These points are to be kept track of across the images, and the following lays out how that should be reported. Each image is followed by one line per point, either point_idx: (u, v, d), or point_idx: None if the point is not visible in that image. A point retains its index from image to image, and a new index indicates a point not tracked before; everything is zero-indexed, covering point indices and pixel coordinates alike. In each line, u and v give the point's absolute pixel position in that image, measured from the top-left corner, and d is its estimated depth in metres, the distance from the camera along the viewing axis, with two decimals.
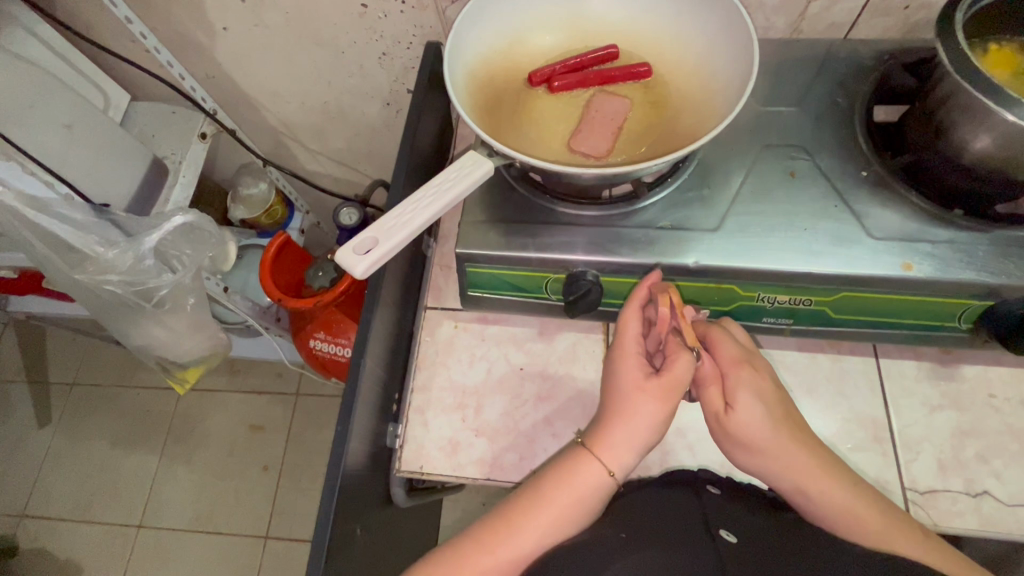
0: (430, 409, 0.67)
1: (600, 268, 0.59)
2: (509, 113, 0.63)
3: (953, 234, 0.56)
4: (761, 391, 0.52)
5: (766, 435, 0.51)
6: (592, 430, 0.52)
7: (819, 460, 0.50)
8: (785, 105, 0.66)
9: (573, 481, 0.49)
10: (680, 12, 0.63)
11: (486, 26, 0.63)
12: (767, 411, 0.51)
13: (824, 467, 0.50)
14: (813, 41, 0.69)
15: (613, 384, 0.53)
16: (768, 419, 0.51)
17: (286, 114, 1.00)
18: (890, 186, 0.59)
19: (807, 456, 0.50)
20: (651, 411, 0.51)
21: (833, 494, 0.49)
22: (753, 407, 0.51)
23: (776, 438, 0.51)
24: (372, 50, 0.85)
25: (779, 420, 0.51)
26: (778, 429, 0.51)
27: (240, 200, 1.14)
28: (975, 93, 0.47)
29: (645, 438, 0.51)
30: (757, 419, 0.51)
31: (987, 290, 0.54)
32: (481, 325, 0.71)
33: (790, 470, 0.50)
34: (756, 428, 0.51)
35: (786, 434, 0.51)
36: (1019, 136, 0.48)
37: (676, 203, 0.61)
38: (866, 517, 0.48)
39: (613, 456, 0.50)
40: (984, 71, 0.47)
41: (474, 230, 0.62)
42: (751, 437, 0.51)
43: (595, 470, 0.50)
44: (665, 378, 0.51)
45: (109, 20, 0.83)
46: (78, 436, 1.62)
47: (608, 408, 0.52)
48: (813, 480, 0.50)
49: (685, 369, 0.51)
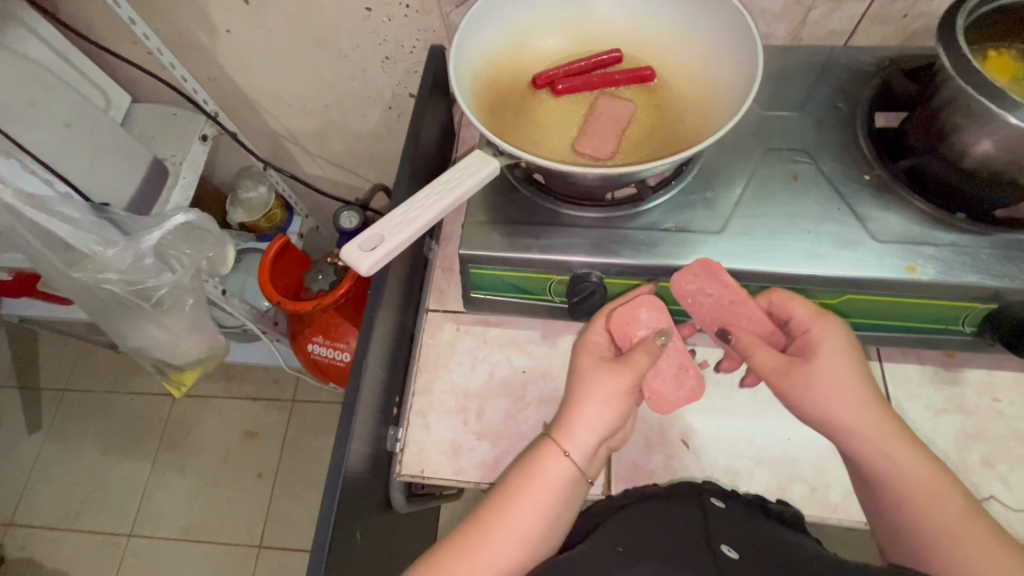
0: (431, 412, 0.66)
1: (604, 269, 0.59)
2: (513, 116, 0.63)
3: (956, 237, 0.56)
4: (842, 343, 0.53)
5: (844, 389, 0.52)
6: (553, 422, 0.53)
7: (893, 430, 0.51)
8: (786, 110, 0.66)
9: (535, 476, 0.49)
10: (683, 18, 0.64)
11: (490, 30, 0.63)
12: (848, 372, 0.52)
13: (900, 437, 0.51)
14: (814, 48, 0.70)
15: (572, 375, 0.54)
16: (850, 371, 0.52)
17: (287, 117, 1.00)
18: (893, 190, 0.59)
19: (886, 425, 0.51)
20: (605, 387, 0.51)
21: (905, 467, 0.49)
22: (836, 361, 0.52)
23: (851, 404, 0.52)
24: (374, 54, 0.85)
25: (856, 384, 0.52)
26: (863, 384, 0.52)
27: (239, 204, 1.14)
28: (975, 97, 0.48)
29: (605, 415, 0.50)
30: (836, 370, 0.52)
31: (989, 293, 0.54)
32: (483, 328, 0.70)
33: (870, 438, 0.51)
34: (841, 378, 0.52)
35: (865, 392, 0.52)
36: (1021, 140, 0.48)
37: (680, 205, 0.61)
38: (935, 501, 0.48)
39: (571, 442, 0.50)
40: (985, 76, 0.48)
41: (477, 231, 0.61)
42: (814, 390, 0.52)
43: (555, 459, 0.49)
44: (622, 358, 0.52)
45: (112, 21, 0.83)
46: (67, 442, 1.59)
47: (567, 398, 0.53)
48: (888, 445, 0.50)
49: (636, 352, 0.53)
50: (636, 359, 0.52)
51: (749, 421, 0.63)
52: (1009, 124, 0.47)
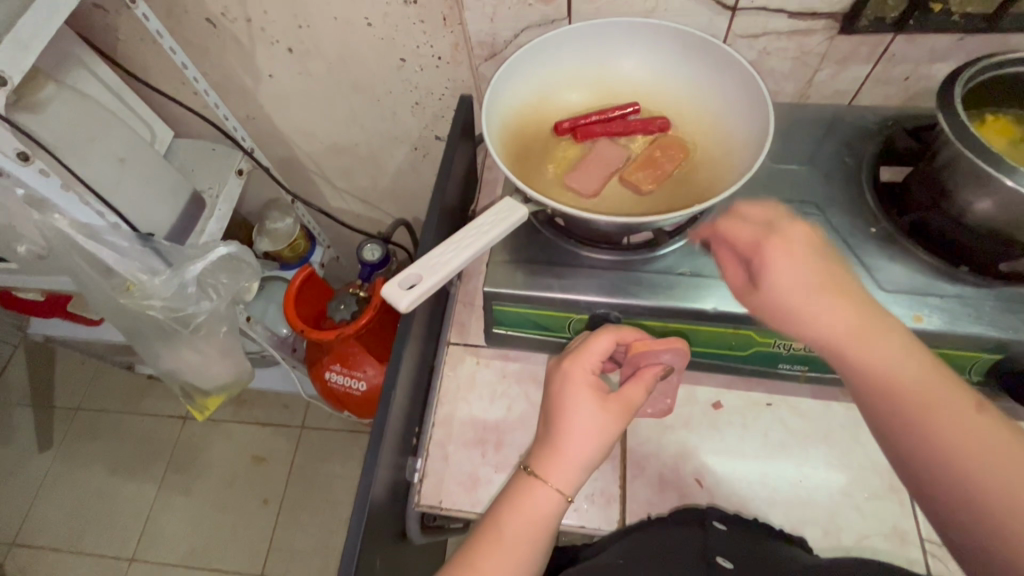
0: (451, 443, 0.68)
1: (622, 309, 0.62)
2: (537, 163, 0.67)
3: (962, 289, 0.59)
4: (797, 262, 0.51)
5: (818, 304, 0.50)
6: (535, 456, 0.54)
7: (855, 321, 0.49)
8: (796, 163, 0.70)
9: (528, 508, 0.51)
10: (700, 77, 0.68)
11: (518, 84, 0.68)
12: (815, 282, 0.50)
13: (854, 309, 0.49)
14: (821, 107, 0.74)
15: (562, 400, 0.54)
16: (805, 284, 0.50)
17: (318, 154, 1.06)
18: (899, 242, 0.62)
19: (851, 314, 0.49)
20: (603, 427, 0.53)
21: (886, 363, 0.47)
22: (785, 276, 0.51)
23: (848, 332, 0.49)
24: (406, 99, 0.91)
25: (843, 307, 0.49)
26: (816, 295, 0.50)
27: (264, 233, 1.18)
28: (974, 159, 0.52)
29: (596, 451, 0.53)
30: (796, 278, 0.50)
31: (994, 344, 0.56)
32: (502, 362, 0.73)
33: (831, 339, 0.49)
34: (792, 292, 0.50)
35: (818, 302, 0.50)
36: (1018, 202, 0.52)
37: (695, 251, 0.64)
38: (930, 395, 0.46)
39: (563, 479, 0.52)
40: (982, 140, 0.52)
41: (501, 270, 0.65)
42: (776, 303, 0.51)
43: (550, 496, 0.51)
44: (620, 398, 0.54)
45: (164, 64, 0.90)
46: (76, 463, 1.60)
47: (557, 425, 0.53)
48: (864, 343, 0.48)
49: (633, 391, 0.55)
50: (634, 399, 0.54)
51: (762, 462, 0.64)
52: (1006, 186, 0.51)
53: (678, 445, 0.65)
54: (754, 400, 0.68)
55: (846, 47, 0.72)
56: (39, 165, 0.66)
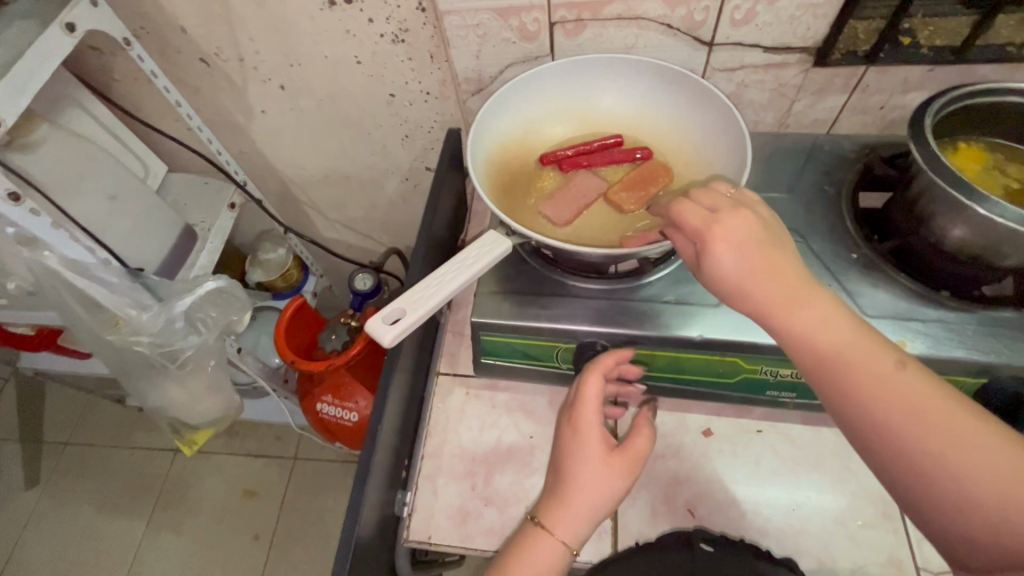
0: (440, 476, 0.67)
1: (609, 338, 0.62)
2: (524, 196, 0.68)
3: (943, 314, 0.59)
4: (745, 231, 0.50)
5: (753, 285, 0.49)
6: (543, 507, 0.54)
7: (790, 297, 0.48)
8: (777, 190, 0.71)
9: (533, 561, 0.52)
10: (681, 111, 0.70)
11: (504, 119, 0.70)
12: (752, 274, 0.49)
13: (806, 297, 0.48)
14: (799, 136, 0.76)
15: (570, 455, 0.54)
16: (748, 260, 0.49)
17: (310, 186, 1.07)
18: (880, 268, 0.63)
19: (780, 290, 0.48)
20: (609, 482, 0.53)
21: (816, 339, 0.47)
22: (728, 256, 0.50)
23: (791, 320, 0.48)
24: (396, 132, 0.92)
25: (780, 292, 0.48)
26: (757, 275, 0.49)
27: (257, 264, 1.18)
28: (947, 188, 0.53)
29: (603, 509, 0.53)
30: (730, 251, 0.49)
31: (978, 368, 0.56)
32: (492, 392, 0.72)
33: (765, 312, 0.49)
34: (733, 270, 0.49)
35: (763, 281, 0.49)
36: (992, 229, 0.53)
37: (680, 279, 0.65)
38: (876, 383, 0.45)
39: (570, 531, 0.52)
40: (953, 169, 0.53)
41: (489, 300, 0.65)
42: (726, 280, 0.50)
43: (555, 549, 0.52)
44: (625, 452, 0.55)
45: (159, 102, 0.92)
46: (62, 499, 1.57)
47: (563, 480, 0.54)
48: (794, 318, 0.48)
49: (634, 445, 0.55)
50: (637, 453, 0.55)
51: (755, 491, 0.63)
52: (978, 214, 0.52)
53: (669, 475, 0.65)
54: (744, 427, 0.67)
55: (821, 79, 0.74)
56: (29, 204, 0.67)
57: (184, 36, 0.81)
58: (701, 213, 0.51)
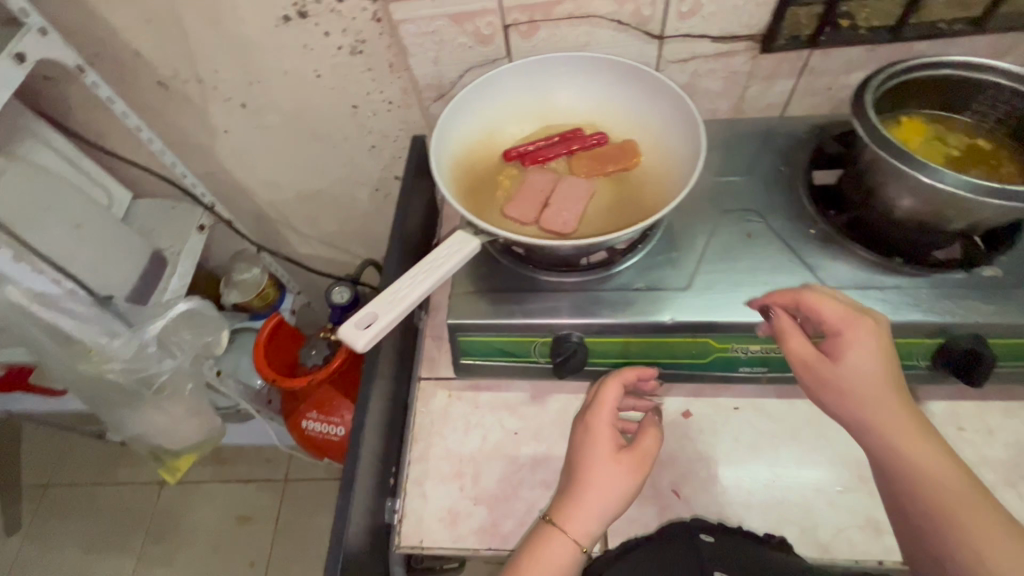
0: (428, 479, 0.67)
1: (583, 329, 0.63)
2: (489, 196, 0.69)
3: (899, 280, 0.62)
4: (873, 345, 0.52)
5: (863, 388, 0.51)
6: (555, 505, 0.54)
7: (910, 424, 0.50)
8: (736, 174, 0.74)
9: (543, 560, 0.51)
10: (636, 101, 0.72)
11: (464, 122, 0.71)
12: (875, 380, 0.51)
13: (916, 428, 0.50)
14: (754, 120, 0.79)
15: (584, 453, 0.55)
16: (880, 370, 0.51)
17: (280, 203, 1.07)
18: (837, 241, 0.66)
19: (904, 414, 0.50)
20: (617, 480, 0.53)
21: (922, 467, 0.49)
22: (863, 362, 0.51)
23: (899, 438, 0.50)
24: (362, 143, 0.93)
25: (902, 413, 0.50)
26: (887, 384, 0.51)
27: (233, 285, 1.17)
28: (891, 160, 0.56)
29: (611, 506, 0.52)
30: (863, 362, 0.51)
31: (934, 329, 0.59)
32: (475, 392, 0.73)
33: (872, 427, 0.51)
34: (859, 377, 0.51)
35: (890, 393, 0.51)
36: (935, 196, 0.55)
37: (648, 265, 0.67)
38: (956, 510, 0.47)
39: (579, 528, 0.52)
40: (895, 142, 0.56)
41: (464, 301, 0.66)
42: (845, 383, 0.51)
43: (567, 546, 0.51)
44: (633, 450, 0.55)
45: (118, 128, 0.91)
46: (46, 544, 1.52)
47: (575, 479, 0.54)
48: (911, 445, 0.49)
49: (643, 445, 0.55)
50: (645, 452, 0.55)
51: (736, 467, 0.65)
52: (922, 182, 0.55)
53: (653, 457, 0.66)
54: (722, 406, 0.69)
55: (769, 64, 0.77)
56: None
57: (139, 61, 0.80)
58: (806, 351, 0.53)
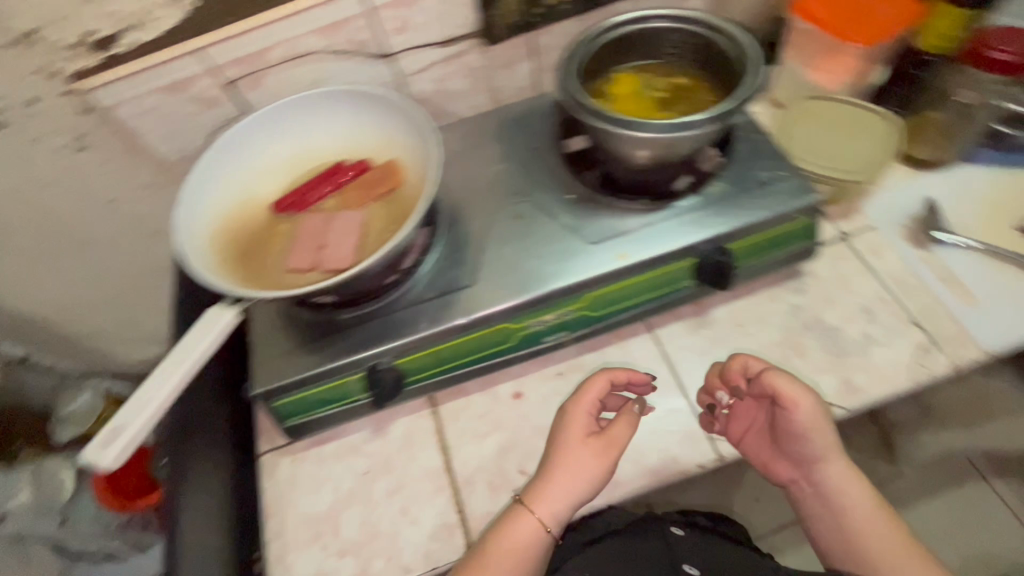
0: (288, 552, 0.65)
1: (387, 354, 0.64)
2: (262, 254, 0.67)
3: (646, 217, 0.69)
4: (852, 468, 0.63)
5: (845, 471, 0.63)
6: (529, 486, 0.60)
7: (857, 480, 0.63)
8: (499, 162, 0.78)
9: (507, 542, 0.56)
10: (376, 121, 0.73)
11: (216, 191, 0.69)
12: (852, 478, 0.63)
13: (854, 472, 0.63)
14: (507, 106, 0.83)
15: (562, 435, 0.60)
16: (852, 474, 0.63)
17: (77, 318, 0.97)
18: (593, 198, 0.72)
19: (858, 483, 0.62)
20: (586, 463, 0.58)
21: (854, 506, 0.62)
22: (845, 479, 0.63)
23: (852, 488, 0.62)
24: (136, 233, 0.86)
25: (877, 510, 0.62)
26: (853, 474, 0.63)
27: (61, 420, 1.06)
28: (594, 121, 0.61)
29: (577, 490, 0.58)
30: (842, 471, 0.63)
31: (682, 251, 0.66)
32: (317, 448, 0.71)
33: (832, 486, 0.62)
34: (846, 483, 0.62)
35: (858, 480, 0.63)
36: (640, 141, 0.62)
37: (435, 273, 0.69)
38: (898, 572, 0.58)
39: (547, 513, 0.57)
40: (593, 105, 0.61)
41: (264, 366, 0.64)
42: (831, 471, 0.63)
43: (534, 526, 0.57)
44: (603, 436, 0.60)
45: None
46: None
47: (549, 462, 0.59)
48: (846, 482, 0.62)
49: (623, 426, 0.60)
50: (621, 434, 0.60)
51: None
52: (622, 133, 0.61)
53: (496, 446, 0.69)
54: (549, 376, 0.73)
55: (501, 52, 0.81)
56: None
57: None
58: (798, 396, 0.61)
